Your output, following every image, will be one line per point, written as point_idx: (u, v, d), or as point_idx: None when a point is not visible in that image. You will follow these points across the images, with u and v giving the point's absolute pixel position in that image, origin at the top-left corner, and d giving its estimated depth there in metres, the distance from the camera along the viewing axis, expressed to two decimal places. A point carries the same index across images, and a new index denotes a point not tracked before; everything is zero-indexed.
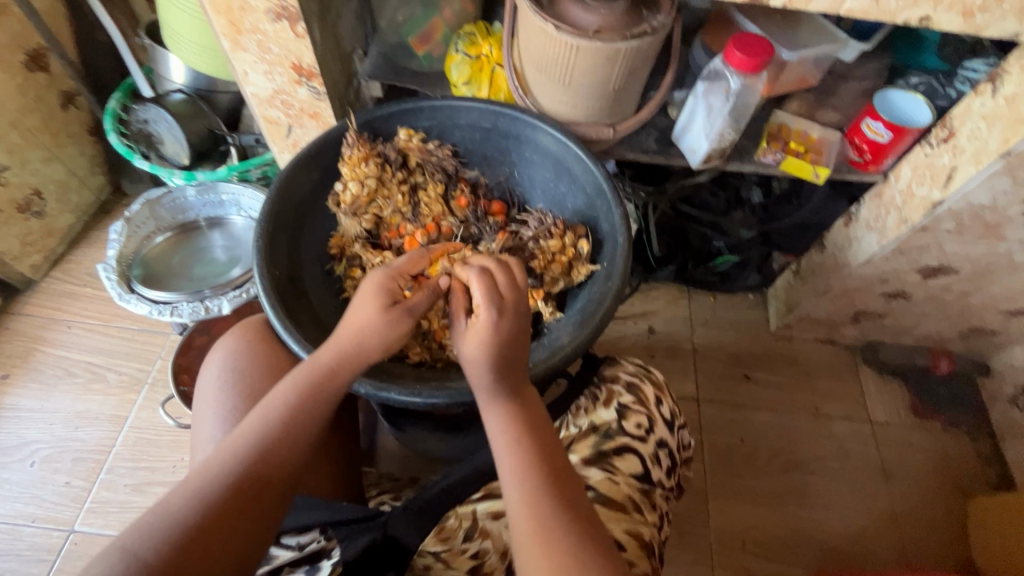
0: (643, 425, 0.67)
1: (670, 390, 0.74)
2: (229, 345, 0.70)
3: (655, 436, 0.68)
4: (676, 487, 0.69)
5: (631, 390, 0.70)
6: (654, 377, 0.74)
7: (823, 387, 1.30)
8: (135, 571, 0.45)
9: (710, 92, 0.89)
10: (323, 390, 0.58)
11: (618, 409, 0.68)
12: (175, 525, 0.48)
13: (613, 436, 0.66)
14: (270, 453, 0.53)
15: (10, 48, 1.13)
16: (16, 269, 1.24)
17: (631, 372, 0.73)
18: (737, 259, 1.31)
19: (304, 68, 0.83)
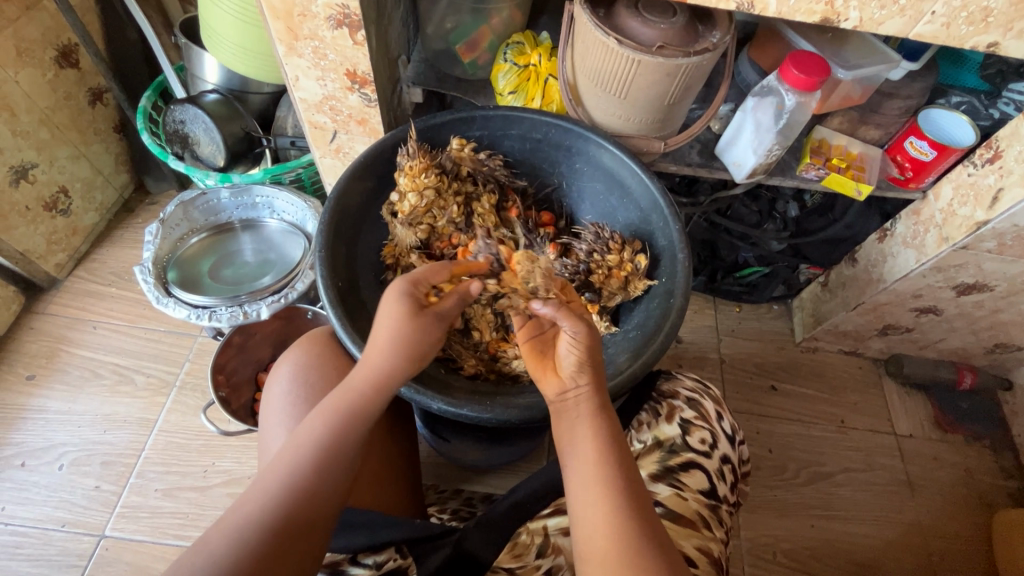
0: (707, 440, 0.69)
1: (727, 405, 0.76)
2: (298, 366, 0.72)
3: (718, 452, 0.69)
4: (738, 503, 0.70)
5: (692, 405, 0.71)
6: (712, 392, 0.75)
7: (848, 399, 1.31)
8: None
9: (759, 108, 0.89)
10: (349, 407, 0.58)
11: (681, 424, 0.69)
12: (213, 563, 0.48)
13: (679, 451, 0.67)
14: (306, 485, 0.53)
15: (42, 44, 1.11)
16: (41, 268, 1.22)
17: (690, 388, 0.74)
18: (766, 270, 1.32)
19: (358, 75, 0.83)
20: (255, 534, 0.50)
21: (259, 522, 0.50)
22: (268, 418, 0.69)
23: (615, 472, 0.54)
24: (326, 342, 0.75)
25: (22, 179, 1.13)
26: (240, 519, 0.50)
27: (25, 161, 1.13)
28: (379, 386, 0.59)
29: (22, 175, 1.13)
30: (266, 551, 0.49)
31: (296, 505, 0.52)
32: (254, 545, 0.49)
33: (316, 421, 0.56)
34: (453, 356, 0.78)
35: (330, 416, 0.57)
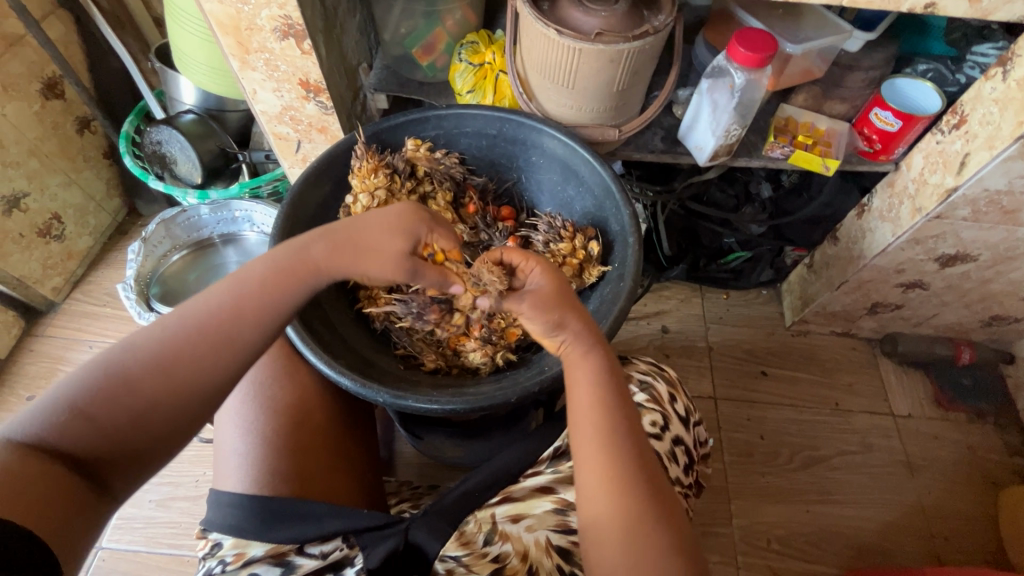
0: (658, 422, 0.68)
1: (683, 387, 0.76)
2: None
3: (670, 434, 0.68)
4: (694, 485, 0.70)
5: (645, 388, 0.71)
6: (666, 374, 0.75)
7: (843, 381, 1.28)
8: (77, 419, 0.49)
9: (715, 89, 0.89)
10: (286, 291, 0.58)
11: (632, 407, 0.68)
12: (118, 382, 0.51)
13: None
14: (230, 332, 0.55)
15: (27, 78, 1.16)
16: (38, 292, 1.27)
17: (643, 371, 0.74)
18: (749, 255, 1.30)
19: (311, 84, 0.85)
20: (135, 386, 0.51)
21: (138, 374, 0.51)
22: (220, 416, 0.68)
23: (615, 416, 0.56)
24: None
25: (14, 208, 1.18)
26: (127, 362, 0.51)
27: (17, 191, 1.18)
28: (334, 266, 0.60)
29: (14, 204, 1.18)
30: (165, 385, 0.52)
31: (182, 379, 0.53)
32: (158, 377, 0.52)
33: (249, 289, 0.56)
34: (414, 352, 0.79)
35: (264, 295, 0.57)
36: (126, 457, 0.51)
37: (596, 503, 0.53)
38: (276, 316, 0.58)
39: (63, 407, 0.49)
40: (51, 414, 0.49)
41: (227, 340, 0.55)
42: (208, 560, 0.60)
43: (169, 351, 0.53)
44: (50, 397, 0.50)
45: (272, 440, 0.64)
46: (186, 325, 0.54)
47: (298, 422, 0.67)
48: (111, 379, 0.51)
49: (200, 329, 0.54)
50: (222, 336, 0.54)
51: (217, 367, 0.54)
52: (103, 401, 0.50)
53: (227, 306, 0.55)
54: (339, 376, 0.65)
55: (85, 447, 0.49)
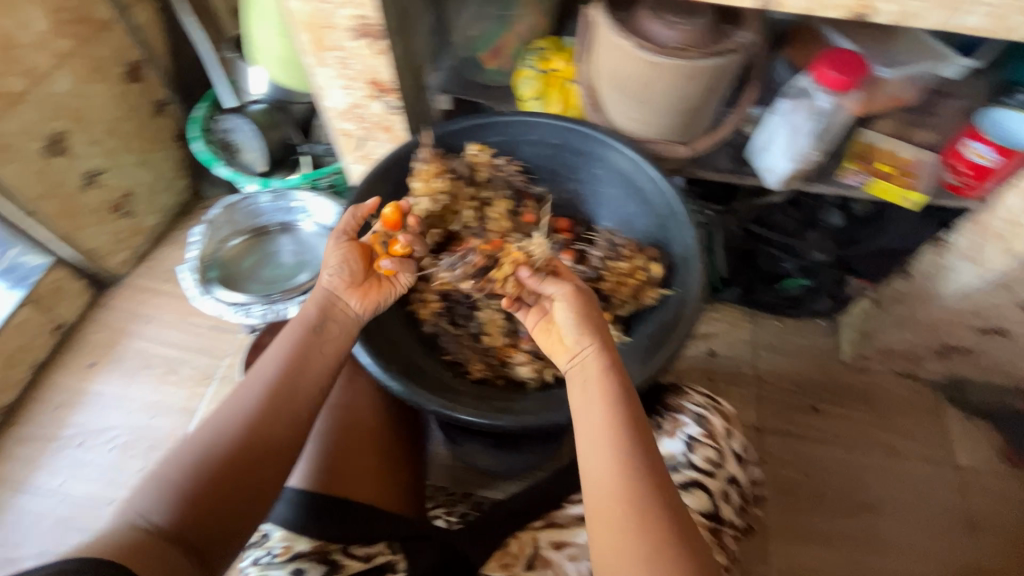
0: (711, 459, 0.66)
1: (739, 421, 0.73)
2: None
3: (724, 472, 0.66)
4: (748, 525, 0.68)
5: (699, 422, 0.69)
6: (723, 409, 0.72)
7: (901, 425, 1.21)
8: (171, 488, 0.54)
9: (795, 111, 0.84)
10: (306, 347, 0.66)
11: (685, 441, 0.67)
12: (203, 449, 0.57)
13: (680, 470, 0.65)
14: (281, 385, 0.63)
15: (113, 61, 1.22)
16: (107, 264, 1.33)
17: (697, 403, 0.71)
18: (809, 282, 1.22)
19: (381, 83, 0.86)
20: (214, 458, 0.57)
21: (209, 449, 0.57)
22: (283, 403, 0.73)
23: (632, 438, 0.55)
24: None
25: (91, 183, 1.24)
26: (198, 442, 0.58)
27: (95, 168, 1.24)
28: (320, 309, 0.68)
29: (91, 180, 1.24)
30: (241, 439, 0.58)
31: (253, 439, 0.59)
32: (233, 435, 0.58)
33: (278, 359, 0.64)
34: (462, 359, 0.79)
35: (291, 354, 0.65)
36: (222, 517, 0.55)
37: (611, 534, 0.51)
38: (317, 363, 0.66)
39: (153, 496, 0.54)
40: (151, 499, 0.53)
41: (282, 390, 0.63)
42: (254, 550, 0.61)
43: (235, 430, 0.59)
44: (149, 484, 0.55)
45: (324, 434, 0.68)
46: (237, 402, 0.61)
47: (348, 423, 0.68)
48: (197, 451, 0.57)
49: (253, 397, 0.61)
50: (277, 389, 0.62)
51: (275, 418, 0.61)
52: (194, 467, 0.56)
53: (276, 375, 0.63)
54: (388, 381, 0.68)
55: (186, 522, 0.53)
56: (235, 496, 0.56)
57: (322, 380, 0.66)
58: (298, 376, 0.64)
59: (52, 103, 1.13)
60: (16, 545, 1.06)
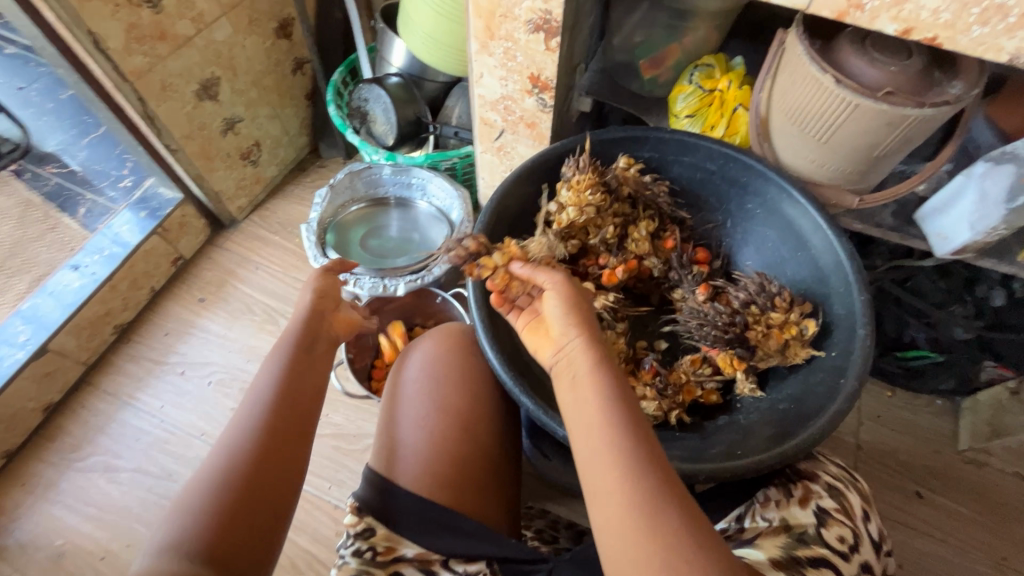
0: (846, 540, 0.64)
1: (874, 506, 0.72)
2: (429, 357, 0.73)
3: (858, 557, 0.64)
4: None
5: (834, 495, 0.69)
6: (859, 487, 0.73)
7: (1017, 534, 1.09)
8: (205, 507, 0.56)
9: (991, 176, 0.75)
10: (298, 364, 0.71)
11: (817, 512, 0.66)
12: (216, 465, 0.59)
13: (810, 542, 0.63)
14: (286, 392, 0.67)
15: (268, 16, 1.27)
16: (227, 208, 1.40)
17: (833, 477, 0.72)
18: (941, 358, 1.11)
19: (541, 80, 0.83)
20: (231, 473, 0.59)
21: (229, 467, 0.59)
22: (389, 396, 0.71)
23: (624, 420, 0.51)
24: (457, 337, 0.77)
25: (229, 130, 1.30)
26: (219, 462, 0.60)
27: (235, 116, 1.30)
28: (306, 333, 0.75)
29: (230, 127, 1.30)
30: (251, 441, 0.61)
31: (268, 447, 0.62)
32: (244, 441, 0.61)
33: (272, 378, 0.68)
34: None
35: (287, 373, 0.69)
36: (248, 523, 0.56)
37: (623, 553, 0.46)
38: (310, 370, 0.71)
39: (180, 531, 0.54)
40: (180, 520, 0.55)
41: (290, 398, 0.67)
42: (356, 542, 0.59)
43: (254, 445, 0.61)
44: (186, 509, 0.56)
45: (429, 440, 0.65)
46: (244, 419, 0.64)
47: (464, 427, 0.67)
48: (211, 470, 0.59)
49: (258, 410, 0.64)
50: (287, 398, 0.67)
51: (286, 426, 0.64)
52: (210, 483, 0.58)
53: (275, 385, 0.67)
54: (521, 397, 0.67)
55: (215, 538, 0.54)
56: (260, 496, 0.59)
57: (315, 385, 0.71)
58: (300, 394, 0.68)
59: (212, 49, 1.18)
60: (117, 456, 1.14)
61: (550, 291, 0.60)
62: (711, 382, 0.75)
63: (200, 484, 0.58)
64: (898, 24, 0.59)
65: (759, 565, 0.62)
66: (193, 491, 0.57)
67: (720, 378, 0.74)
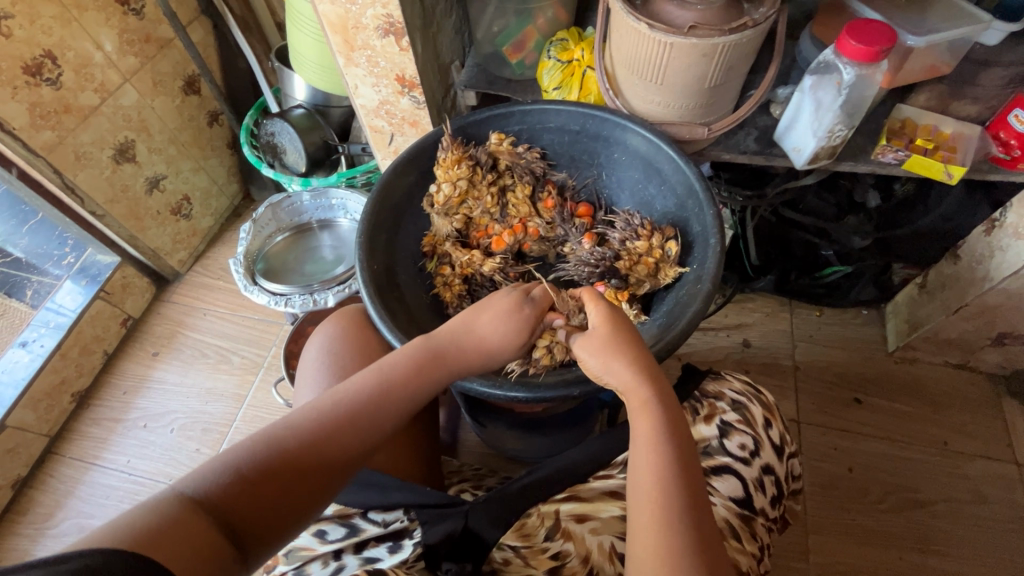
0: (747, 446, 0.67)
1: (780, 414, 0.73)
2: (329, 337, 0.82)
3: (759, 460, 0.67)
4: (779, 517, 0.68)
5: (737, 408, 0.70)
6: (763, 398, 0.72)
7: (955, 419, 1.14)
8: (234, 485, 0.49)
9: (819, 86, 0.82)
10: (420, 385, 0.61)
11: (720, 426, 0.68)
12: (271, 447, 0.52)
13: (713, 453, 0.66)
14: (370, 408, 0.57)
15: (173, 76, 1.33)
16: (167, 263, 1.45)
17: (737, 391, 0.72)
18: (850, 269, 1.17)
19: (407, 79, 0.90)
20: (278, 464, 0.51)
21: (293, 448, 0.53)
22: (301, 380, 0.80)
23: (673, 470, 0.51)
24: (354, 316, 0.86)
25: (154, 188, 1.36)
26: (302, 424, 0.55)
27: (158, 173, 1.36)
28: (457, 360, 0.64)
29: (154, 185, 1.36)
30: (312, 442, 0.54)
31: (329, 452, 0.54)
32: (305, 440, 0.54)
33: (394, 375, 0.60)
34: None
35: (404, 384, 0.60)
36: (275, 509, 0.50)
37: None
38: (411, 401, 0.60)
39: (225, 466, 0.50)
40: (213, 473, 0.49)
41: (367, 418, 0.57)
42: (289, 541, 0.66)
43: (309, 444, 0.53)
44: (219, 461, 0.50)
45: None
46: (321, 417, 0.55)
47: None
48: (267, 447, 0.52)
49: (334, 417, 0.56)
50: (366, 415, 0.57)
51: (368, 432, 0.57)
52: (260, 466, 0.51)
53: (366, 400, 0.58)
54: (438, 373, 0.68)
55: (243, 503, 0.48)
56: (307, 491, 0.52)
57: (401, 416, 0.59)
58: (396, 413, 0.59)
59: (121, 114, 1.24)
60: (90, 516, 1.17)
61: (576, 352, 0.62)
62: None
63: (280, 432, 0.53)
64: None
65: None
66: (265, 434, 0.53)
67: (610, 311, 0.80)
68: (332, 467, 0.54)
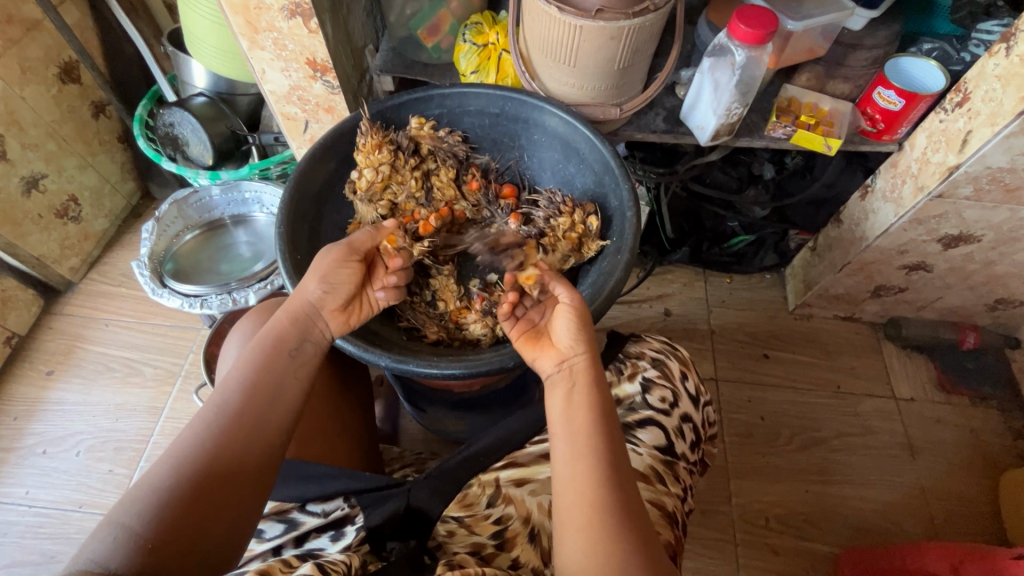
0: (667, 399, 0.72)
1: (694, 367, 0.79)
2: (248, 335, 0.79)
3: (679, 410, 0.73)
4: (699, 461, 0.74)
5: (657, 365, 0.75)
6: (679, 354, 0.78)
7: (846, 364, 1.29)
8: (129, 538, 0.50)
9: (716, 68, 0.89)
10: (276, 367, 0.63)
11: (642, 382, 0.73)
12: (154, 488, 0.53)
13: (637, 408, 0.71)
14: (237, 409, 0.60)
15: (45, 62, 1.19)
16: (56, 271, 1.30)
17: (656, 349, 0.77)
18: (753, 238, 1.30)
19: (318, 63, 0.87)
20: (167, 499, 0.53)
21: (175, 478, 0.54)
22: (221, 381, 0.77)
23: (603, 440, 0.56)
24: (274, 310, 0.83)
25: (32, 189, 1.22)
26: (173, 455, 0.56)
27: (35, 172, 1.21)
28: (303, 327, 0.66)
29: (32, 185, 1.21)
30: (193, 463, 0.55)
31: (214, 463, 0.56)
32: (187, 465, 0.55)
33: (248, 370, 0.62)
34: (417, 324, 0.81)
35: (262, 375, 0.62)
36: (195, 543, 0.52)
37: (577, 544, 0.52)
38: (274, 385, 0.62)
39: (114, 526, 0.50)
40: (101, 539, 0.50)
41: (239, 418, 0.59)
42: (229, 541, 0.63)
43: (190, 467, 0.55)
44: (104, 526, 0.50)
45: None
46: (189, 439, 0.57)
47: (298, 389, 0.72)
48: (150, 491, 0.53)
49: (203, 434, 0.57)
50: (236, 416, 0.59)
51: (249, 435, 0.59)
52: (146, 509, 0.52)
53: (232, 404, 0.60)
54: (368, 354, 0.68)
55: (149, 548, 0.50)
56: (209, 504, 0.54)
57: (278, 400, 0.62)
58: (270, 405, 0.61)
59: None
60: None
61: (564, 305, 0.63)
62: None
63: (163, 477, 0.54)
64: None
65: None
66: (143, 480, 0.54)
67: None
68: (223, 474, 0.56)
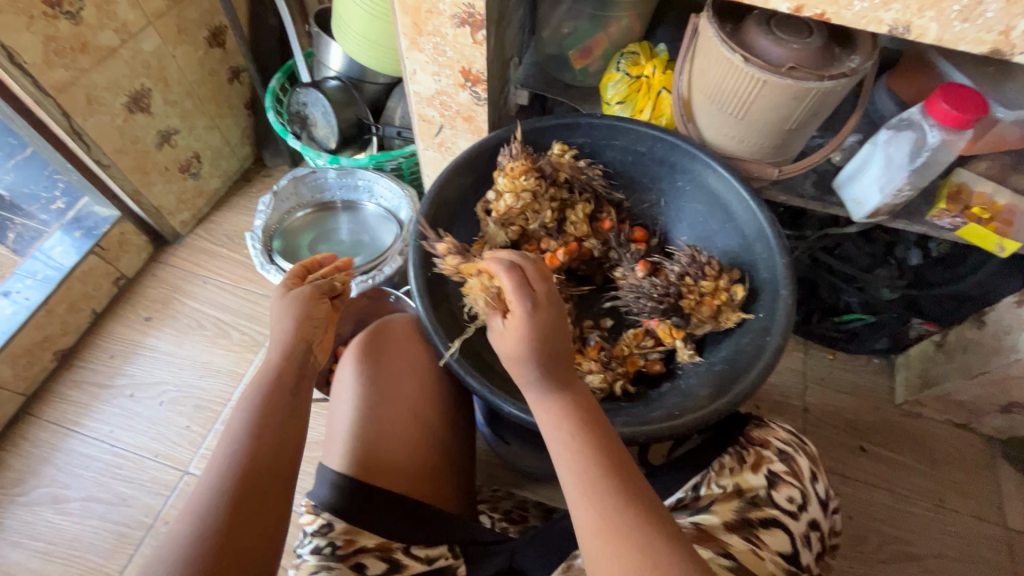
0: (794, 500, 0.67)
1: (822, 467, 0.73)
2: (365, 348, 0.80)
3: (806, 515, 0.67)
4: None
5: (784, 459, 0.70)
6: (808, 450, 0.73)
7: (951, 477, 1.17)
8: None
9: (894, 142, 0.81)
10: (277, 405, 0.65)
11: (768, 476, 0.68)
12: (181, 542, 0.54)
13: (761, 504, 0.65)
14: (248, 449, 0.61)
15: (198, 25, 1.24)
16: (169, 223, 1.35)
17: (783, 441, 0.72)
18: (871, 318, 1.18)
19: (472, 73, 0.85)
20: (196, 550, 0.54)
21: (201, 526, 0.56)
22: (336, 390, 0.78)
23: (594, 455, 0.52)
24: (395, 327, 0.84)
25: (164, 143, 1.27)
26: (196, 505, 0.57)
27: (169, 128, 1.26)
28: (291, 360, 0.69)
29: (165, 139, 1.26)
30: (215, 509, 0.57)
31: (236, 505, 0.57)
32: (212, 513, 0.56)
33: (249, 411, 0.64)
34: None
35: (268, 413, 0.64)
36: None
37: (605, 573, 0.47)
38: (278, 422, 0.64)
39: None
40: None
41: (254, 458, 0.61)
42: (315, 539, 0.64)
43: (210, 517, 0.56)
44: None
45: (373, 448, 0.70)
46: (206, 486, 0.58)
47: (410, 417, 0.75)
48: (179, 545, 0.54)
49: (214, 479, 0.59)
50: (250, 456, 0.60)
51: (263, 472, 0.60)
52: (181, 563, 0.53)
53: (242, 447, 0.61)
54: (467, 377, 0.68)
55: None
56: (238, 550, 0.56)
57: (282, 432, 0.64)
58: (283, 440, 0.63)
59: (139, 60, 1.15)
60: (65, 486, 1.10)
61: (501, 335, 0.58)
62: (654, 354, 0.80)
63: (185, 532, 0.55)
64: (789, 2, 0.63)
65: (713, 530, 0.63)
66: (174, 536, 0.55)
67: (661, 347, 0.79)
68: (244, 516, 0.57)
